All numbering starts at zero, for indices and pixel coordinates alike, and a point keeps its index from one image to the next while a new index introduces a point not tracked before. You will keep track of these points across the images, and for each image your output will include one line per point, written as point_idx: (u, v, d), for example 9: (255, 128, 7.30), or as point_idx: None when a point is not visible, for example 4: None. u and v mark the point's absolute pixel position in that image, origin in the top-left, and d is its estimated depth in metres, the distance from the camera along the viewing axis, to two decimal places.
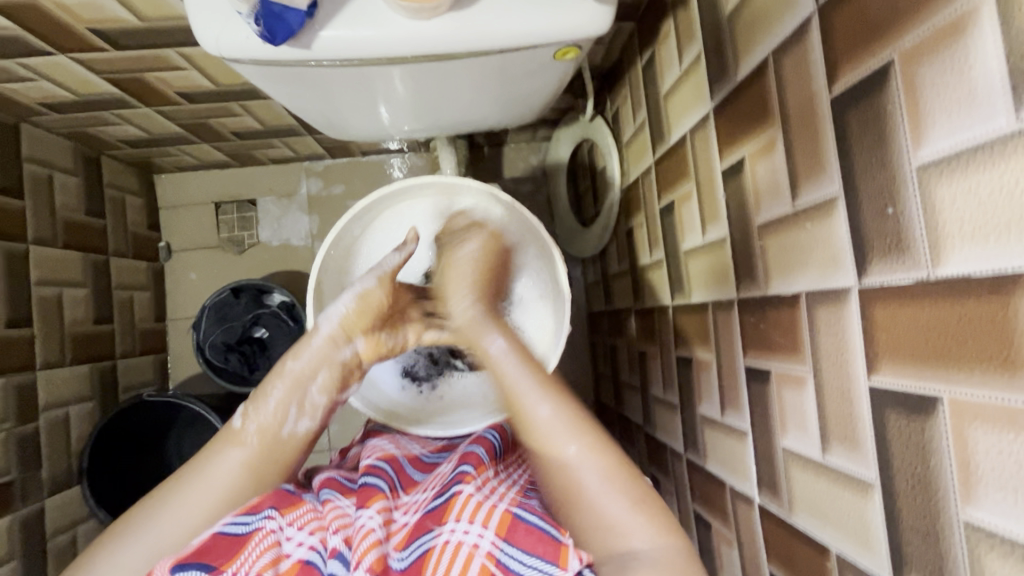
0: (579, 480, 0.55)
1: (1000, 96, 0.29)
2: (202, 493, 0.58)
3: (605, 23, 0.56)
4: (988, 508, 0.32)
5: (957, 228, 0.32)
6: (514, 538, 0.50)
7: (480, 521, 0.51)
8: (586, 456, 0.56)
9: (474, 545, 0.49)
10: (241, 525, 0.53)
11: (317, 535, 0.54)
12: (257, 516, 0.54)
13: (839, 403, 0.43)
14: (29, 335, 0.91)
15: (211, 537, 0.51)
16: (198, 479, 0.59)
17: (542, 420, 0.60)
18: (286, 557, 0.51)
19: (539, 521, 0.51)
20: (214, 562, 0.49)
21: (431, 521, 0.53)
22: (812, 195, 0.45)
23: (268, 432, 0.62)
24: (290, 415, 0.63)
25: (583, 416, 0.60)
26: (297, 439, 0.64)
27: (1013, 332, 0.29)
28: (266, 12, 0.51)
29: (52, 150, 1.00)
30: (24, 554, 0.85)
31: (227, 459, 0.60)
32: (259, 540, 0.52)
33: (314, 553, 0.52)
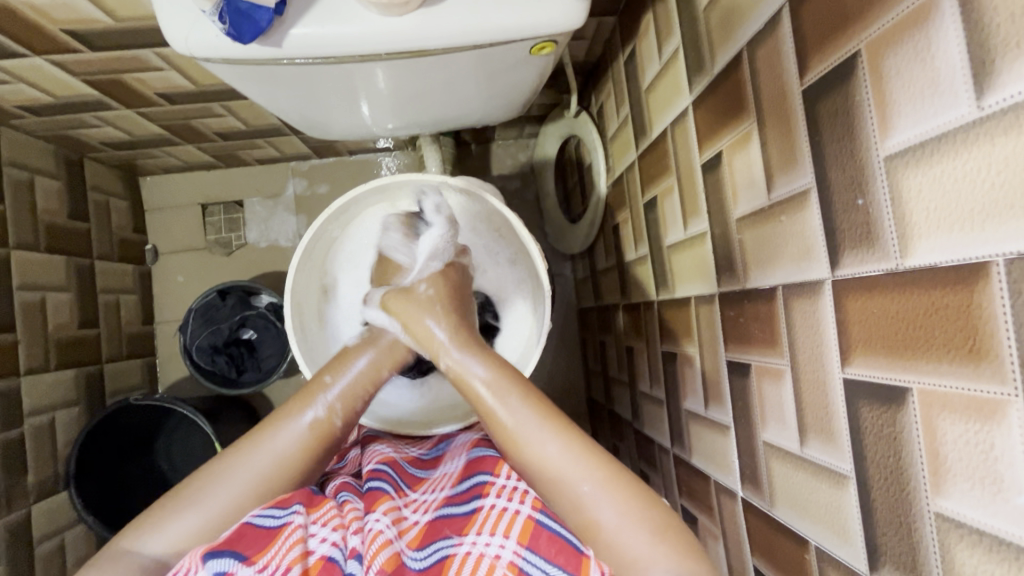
0: (591, 515, 0.49)
1: (963, 85, 0.29)
2: (262, 463, 0.57)
3: (579, 16, 0.55)
4: (956, 499, 0.32)
5: (924, 218, 0.32)
6: (536, 546, 0.50)
7: (501, 531, 0.51)
8: (601, 493, 0.49)
9: (496, 556, 0.50)
10: (270, 518, 0.53)
11: (339, 532, 0.54)
12: (287, 510, 0.54)
13: (815, 394, 0.43)
14: (12, 340, 0.90)
15: (241, 526, 0.51)
16: (260, 449, 0.57)
17: (541, 456, 0.52)
18: (311, 553, 0.52)
19: (562, 529, 0.51)
20: (245, 552, 0.49)
21: (449, 529, 0.55)
22: (786, 187, 0.45)
23: (342, 413, 0.61)
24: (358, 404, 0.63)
25: (590, 441, 0.53)
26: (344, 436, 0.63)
27: (979, 323, 0.29)
28: (232, 8, 0.51)
29: (34, 154, 0.99)
30: (11, 561, 0.85)
31: (293, 428, 0.59)
32: (288, 534, 0.52)
33: (337, 550, 0.52)
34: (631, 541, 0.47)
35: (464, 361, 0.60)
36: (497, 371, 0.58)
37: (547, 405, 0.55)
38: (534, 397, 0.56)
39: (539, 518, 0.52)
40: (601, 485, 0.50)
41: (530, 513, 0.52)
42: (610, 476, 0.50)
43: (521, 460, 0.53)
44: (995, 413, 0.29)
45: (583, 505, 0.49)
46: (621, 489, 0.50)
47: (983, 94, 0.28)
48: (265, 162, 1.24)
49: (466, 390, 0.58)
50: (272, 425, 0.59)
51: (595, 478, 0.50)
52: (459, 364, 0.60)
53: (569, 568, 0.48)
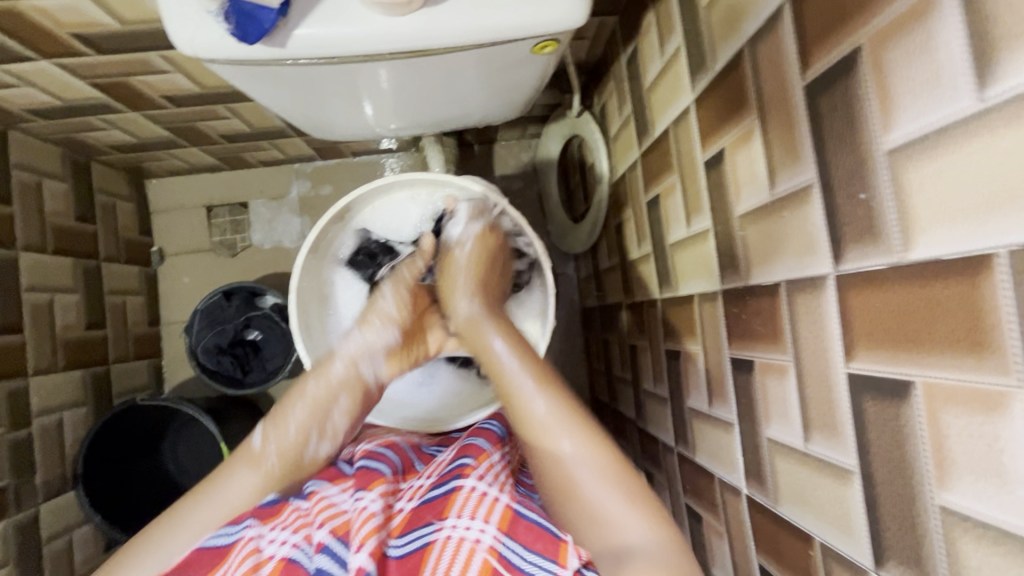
0: (569, 470, 0.53)
1: (965, 76, 0.29)
2: (212, 514, 0.58)
3: (580, 14, 0.55)
4: (961, 491, 0.32)
5: (927, 211, 0.32)
6: (515, 532, 0.51)
7: (482, 517, 0.52)
8: (580, 449, 0.53)
9: (475, 541, 0.50)
10: (224, 536, 0.55)
11: (300, 533, 0.55)
12: (240, 526, 0.55)
13: (820, 389, 0.43)
14: (20, 341, 0.91)
15: (194, 552, 0.54)
16: (209, 502, 0.59)
17: (531, 413, 0.56)
18: (267, 559, 0.53)
19: (540, 518, 0.52)
20: (196, 574, 0.52)
21: (431, 513, 0.54)
22: (788, 182, 0.45)
23: (286, 453, 0.62)
24: (311, 438, 0.63)
25: (578, 407, 0.57)
26: (315, 463, 0.64)
27: (983, 315, 0.29)
28: (238, 10, 0.51)
29: (42, 157, 1.00)
30: (20, 559, 0.86)
31: (240, 480, 0.60)
32: (242, 548, 0.53)
33: (298, 550, 0.53)
34: (604, 500, 0.51)
35: (475, 317, 0.68)
36: (506, 337, 0.64)
37: (543, 366, 0.61)
38: (533, 358, 0.62)
39: (517, 508, 0.53)
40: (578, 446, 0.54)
41: (508, 502, 0.53)
42: (588, 435, 0.54)
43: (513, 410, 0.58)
44: (999, 405, 0.29)
45: (559, 458, 0.54)
46: (601, 450, 0.53)
47: (985, 85, 0.28)
48: (269, 164, 1.25)
49: (478, 345, 0.66)
50: (224, 472, 0.60)
51: (575, 437, 0.54)
52: (474, 320, 0.68)
53: (547, 554, 0.48)
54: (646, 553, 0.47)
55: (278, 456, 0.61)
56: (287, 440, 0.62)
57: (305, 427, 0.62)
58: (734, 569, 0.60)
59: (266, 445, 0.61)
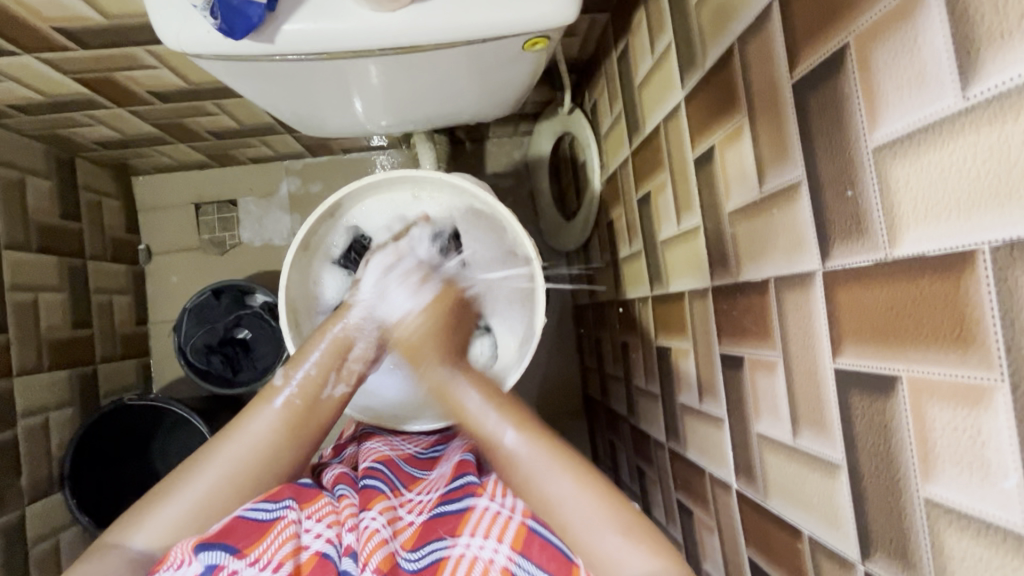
0: (561, 516, 0.52)
1: (948, 76, 0.29)
2: (237, 453, 0.56)
3: (571, 11, 0.55)
4: (945, 484, 0.32)
5: (912, 208, 0.33)
6: (529, 553, 0.50)
7: (495, 536, 0.51)
8: (575, 489, 0.53)
9: (490, 561, 0.50)
10: (263, 511, 0.53)
11: (333, 529, 0.54)
12: (279, 504, 0.54)
13: (807, 385, 0.43)
14: (4, 341, 0.90)
15: (233, 519, 0.52)
16: (234, 441, 0.57)
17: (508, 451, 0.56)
18: (305, 548, 0.52)
19: (554, 537, 0.52)
20: (237, 544, 0.50)
21: (442, 529, 0.54)
22: (777, 179, 0.45)
23: (309, 392, 0.60)
24: (330, 377, 0.61)
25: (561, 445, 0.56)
26: (332, 402, 0.61)
27: (966, 310, 0.30)
28: (224, 5, 0.51)
29: (25, 153, 0.98)
30: (5, 563, 0.84)
31: (263, 417, 0.58)
32: (281, 530, 0.52)
33: (331, 546, 0.52)
34: (599, 540, 0.50)
35: (452, 380, 0.62)
36: (480, 389, 0.61)
37: (518, 408, 0.59)
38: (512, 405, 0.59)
39: (531, 525, 0.52)
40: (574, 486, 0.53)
41: (523, 519, 0.53)
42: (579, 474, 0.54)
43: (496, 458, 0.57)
44: (982, 398, 0.29)
45: (553, 503, 0.53)
46: (587, 481, 0.53)
47: (968, 84, 0.28)
48: (259, 161, 1.24)
49: (452, 407, 0.61)
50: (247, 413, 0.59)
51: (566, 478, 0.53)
52: (443, 383, 0.63)
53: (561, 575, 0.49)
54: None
55: (297, 393, 0.59)
56: (307, 376, 0.60)
57: (323, 371, 0.61)
58: (725, 564, 0.60)
59: (287, 381, 0.60)
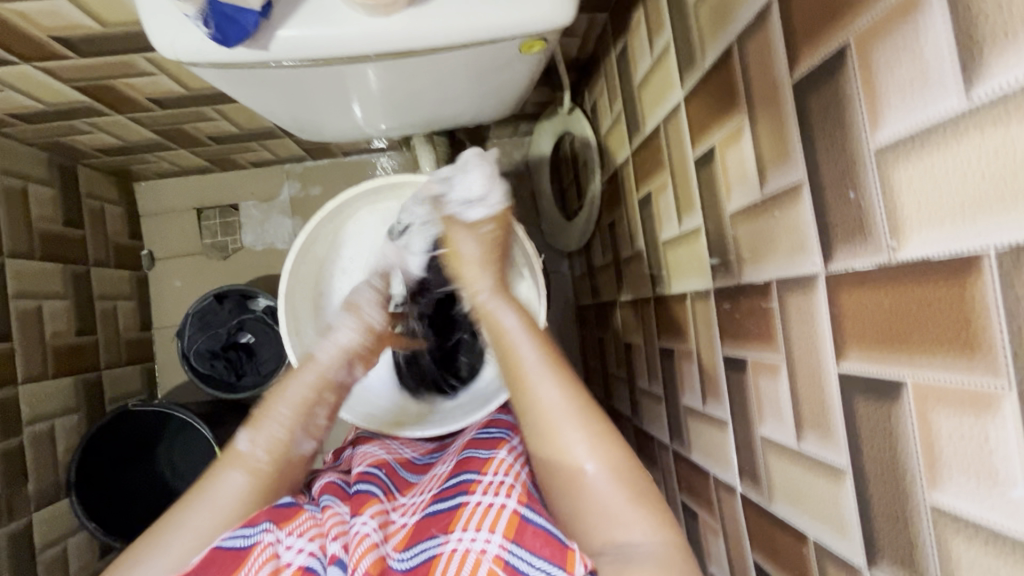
0: (579, 466, 0.52)
1: (951, 77, 0.29)
2: (203, 519, 0.56)
3: (567, 12, 0.55)
4: (952, 492, 0.32)
5: (915, 211, 0.32)
6: (522, 539, 0.50)
7: (486, 526, 0.51)
8: (593, 454, 0.52)
9: (481, 551, 0.49)
10: (241, 538, 0.52)
11: (317, 542, 0.54)
12: (256, 528, 0.53)
13: (811, 389, 0.43)
14: (9, 349, 0.90)
15: (210, 552, 0.51)
16: (202, 505, 0.56)
17: (546, 406, 0.54)
18: (286, 566, 0.52)
19: (547, 523, 0.51)
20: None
21: (436, 527, 0.54)
22: (778, 181, 0.44)
23: (276, 451, 0.60)
24: (299, 433, 0.61)
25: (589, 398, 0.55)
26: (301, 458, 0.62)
27: (972, 314, 0.29)
28: (218, 13, 0.50)
29: (27, 162, 0.99)
30: (14, 569, 0.85)
31: (230, 479, 0.58)
32: (258, 553, 0.51)
33: (314, 559, 0.53)
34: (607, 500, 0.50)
35: (498, 307, 0.60)
36: (521, 317, 0.59)
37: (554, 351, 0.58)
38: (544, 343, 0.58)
39: (523, 513, 0.52)
40: (589, 442, 0.52)
41: (514, 508, 0.53)
42: (600, 433, 0.53)
43: (523, 402, 0.55)
44: (989, 406, 0.29)
45: (570, 461, 0.52)
46: (608, 444, 0.52)
47: (973, 85, 0.28)
48: (260, 165, 1.24)
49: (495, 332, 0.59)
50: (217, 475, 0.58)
51: (582, 437, 0.53)
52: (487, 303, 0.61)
53: (554, 560, 0.48)
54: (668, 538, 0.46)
55: (268, 453, 0.59)
56: (275, 437, 0.60)
57: (292, 429, 0.60)
58: (730, 567, 0.60)
59: (253, 446, 0.59)
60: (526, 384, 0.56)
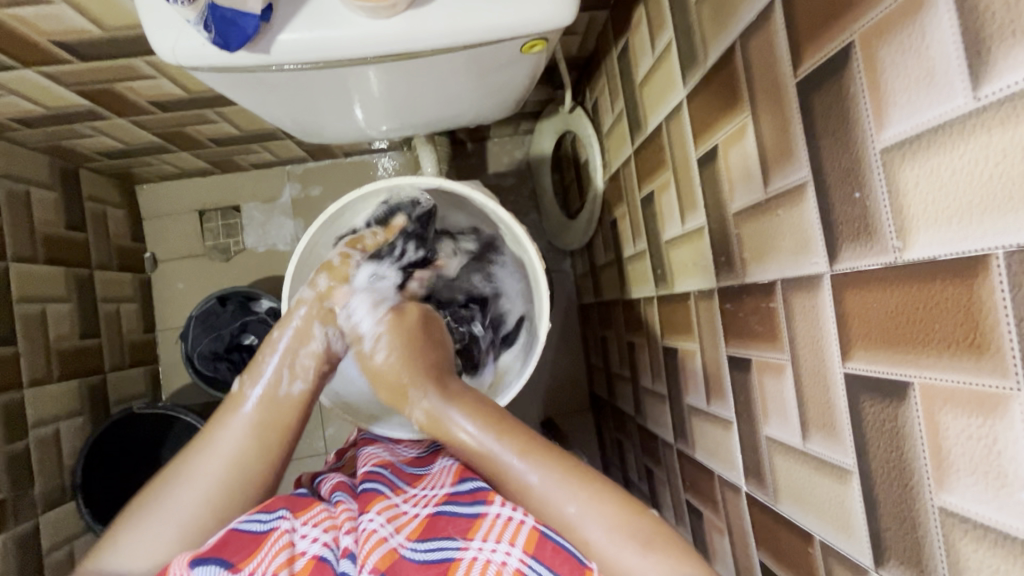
0: (581, 533, 0.50)
1: (959, 76, 0.29)
2: (209, 466, 0.56)
3: (568, 11, 0.55)
4: (961, 493, 0.32)
5: (922, 211, 0.32)
6: (542, 555, 0.49)
7: (508, 539, 0.50)
8: (586, 511, 0.51)
9: (502, 564, 0.49)
10: (258, 522, 0.53)
11: (329, 533, 0.54)
12: (273, 515, 0.54)
13: (817, 389, 0.43)
14: (14, 353, 0.91)
15: (227, 532, 0.51)
16: (204, 452, 0.56)
17: (510, 466, 0.54)
18: (300, 555, 0.51)
19: (567, 541, 0.50)
20: (232, 558, 0.49)
21: (453, 530, 0.53)
22: (783, 180, 0.44)
23: (268, 394, 0.60)
24: (285, 375, 0.61)
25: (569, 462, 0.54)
26: (293, 400, 0.61)
27: (980, 315, 0.29)
28: (219, 18, 0.50)
29: (28, 165, 0.99)
30: (21, 571, 0.86)
31: (226, 428, 0.58)
32: (275, 540, 0.52)
33: (327, 549, 0.52)
34: (626, 560, 0.48)
35: (440, 406, 0.60)
36: (472, 412, 0.59)
37: (510, 423, 0.58)
38: (491, 412, 0.59)
39: (545, 529, 0.51)
40: (587, 508, 0.51)
41: (534, 523, 0.51)
42: (565, 471, 0.53)
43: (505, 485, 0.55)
44: (997, 408, 0.29)
45: (570, 524, 0.51)
46: (599, 497, 0.51)
47: (980, 85, 0.28)
48: (261, 167, 1.24)
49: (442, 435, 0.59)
50: (216, 423, 0.58)
51: (579, 497, 0.51)
52: (435, 410, 0.60)
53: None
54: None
55: (259, 397, 0.59)
56: (265, 384, 0.60)
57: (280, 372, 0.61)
58: (735, 566, 0.60)
59: (246, 389, 0.60)
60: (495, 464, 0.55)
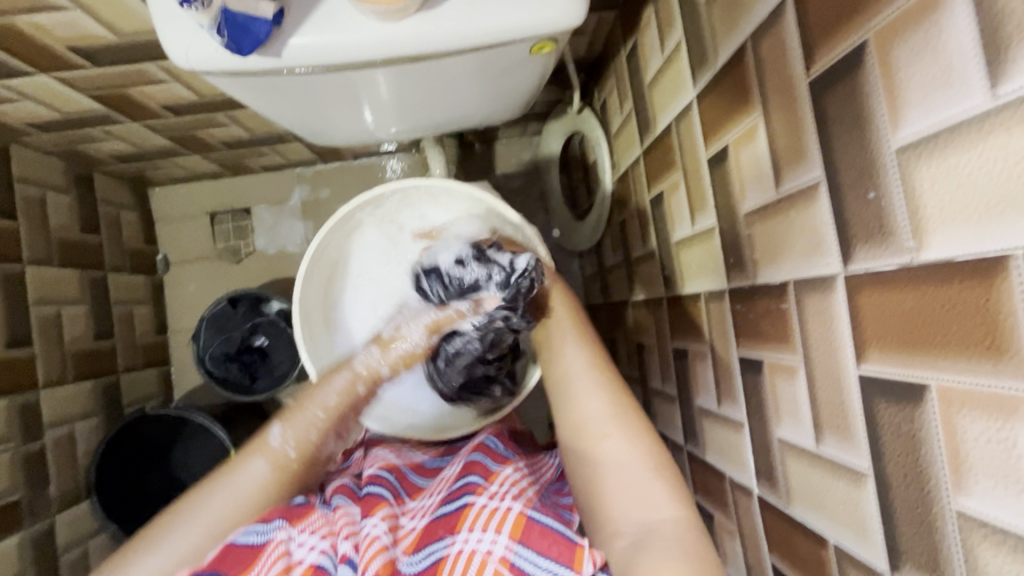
0: (601, 468, 0.53)
1: (976, 73, 0.28)
2: (222, 507, 0.58)
3: (577, 12, 0.54)
4: (980, 497, 0.31)
5: (939, 211, 0.31)
6: (528, 539, 0.50)
7: (494, 527, 0.51)
8: (621, 449, 0.53)
9: (487, 552, 0.50)
10: (256, 534, 0.53)
11: (328, 539, 0.54)
12: (269, 526, 0.54)
13: (831, 391, 0.42)
14: (30, 354, 0.92)
15: (224, 548, 0.52)
16: (219, 493, 0.59)
17: (579, 401, 0.58)
18: (298, 564, 0.52)
19: (553, 522, 0.51)
20: (228, 573, 0.50)
21: (442, 529, 0.54)
22: (795, 180, 0.44)
23: (306, 449, 0.62)
24: (328, 437, 0.64)
25: (630, 404, 0.57)
26: (323, 459, 0.64)
27: (999, 317, 0.29)
28: (231, 22, 0.50)
29: (43, 169, 1.00)
30: (36, 570, 0.87)
31: (252, 470, 0.60)
32: (271, 551, 0.52)
33: (326, 557, 0.53)
34: (622, 488, 0.51)
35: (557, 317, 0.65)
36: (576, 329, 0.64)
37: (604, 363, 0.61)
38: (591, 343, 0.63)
39: (530, 514, 0.52)
40: (625, 444, 0.54)
41: (520, 509, 0.52)
42: (636, 428, 0.55)
43: (564, 403, 0.59)
44: (1018, 410, 0.28)
45: (600, 455, 0.54)
46: (641, 440, 0.54)
47: (998, 83, 0.27)
48: (271, 169, 1.25)
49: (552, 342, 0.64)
50: (237, 466, 0.60)
51: (618, 436, 0.54)
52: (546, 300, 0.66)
53: (562, 559, 0.48)
54: (665, 543, 0.47)
55: (291, 453, 0.61)
56: (304, 437, 0.62)
57: (322, 433, 0.63)
58: (747, 570, 0.59)
59: (281, 441, 0.61)
60: (569, 383, 0.60)
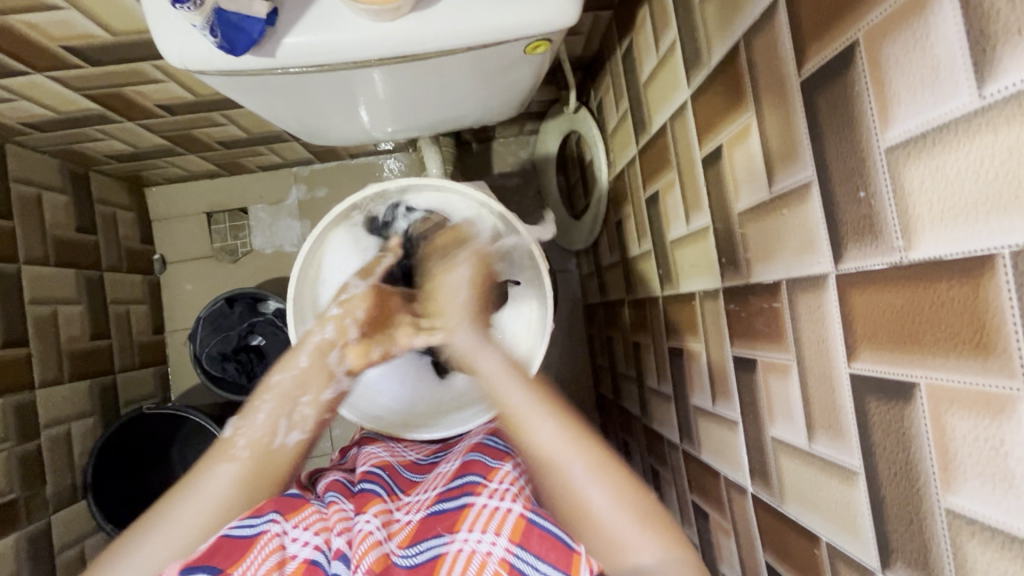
0: (583, 503, 0.52)
1: (964, 72, 0.28)
2: (188, 513, 0.55)
3: (571, 12, 0.55)
4: (967, 494, 0.31)
5: (927, 210, 0.31)
6: (527, 543, 0.50)
7: (493, 529, 0.51)
8: (592, 479, 0.53)
9: (486, 554, 0.50)
10: (247, 527, 0.52)
11: (321, 535, 0.54)
12: (263, 518, 0.53)
13: (823, 389, 0.42)
14: (26, 354, 0.92)
15: (218, 539, 0.51)
16: (185, 498, 0.56)
17: (540, 445, 0.55)
18: (292, 558, 0.52)
19: (553, 526, 0.51)
20: (220, 564, 0.49)
21: (441, 526, 0.54)
22: (787, 180, 0.44)
23: (260, 443, 0.59)
24: (281, 426, 0.60)
25: (586, 432, 0.56)
26: (287, 450, 0.60)
27: (986, 314, 0.29)
28: (224, 21, 0.51)
29: (39, 169, 1.00)
30: (33, 569, 0.87)
31: (216, 474, 0.57)
32: (265, 543, 0.51)
33: (320, 553, 0.52)
34: (615, 524, 0.51)
35: (476, 345, 0.63)
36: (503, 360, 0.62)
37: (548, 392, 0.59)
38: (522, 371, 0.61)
39: (530, 516, 0.51)
40: (601, 484, 0.53)
41: (520, 512, 0.52)
42: (607, 467, 0.54)
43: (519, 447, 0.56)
44: (1004, 408, 0.28)
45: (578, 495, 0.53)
46: (607, 472, 0.53)
47: (985, 82, 0.27)
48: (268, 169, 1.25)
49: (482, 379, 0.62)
50: (200, 470, 0.58)
51: (586, 466, 0.54)
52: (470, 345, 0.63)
53: (560, 565, 0.48)
54: None
55: (250, 446, 0.59)
56: (258, 429, 0.59)
57: (276, 422, 0.60)
58: (741, 567, 0.60)
59: (237, 435, 0.59)
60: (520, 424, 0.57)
